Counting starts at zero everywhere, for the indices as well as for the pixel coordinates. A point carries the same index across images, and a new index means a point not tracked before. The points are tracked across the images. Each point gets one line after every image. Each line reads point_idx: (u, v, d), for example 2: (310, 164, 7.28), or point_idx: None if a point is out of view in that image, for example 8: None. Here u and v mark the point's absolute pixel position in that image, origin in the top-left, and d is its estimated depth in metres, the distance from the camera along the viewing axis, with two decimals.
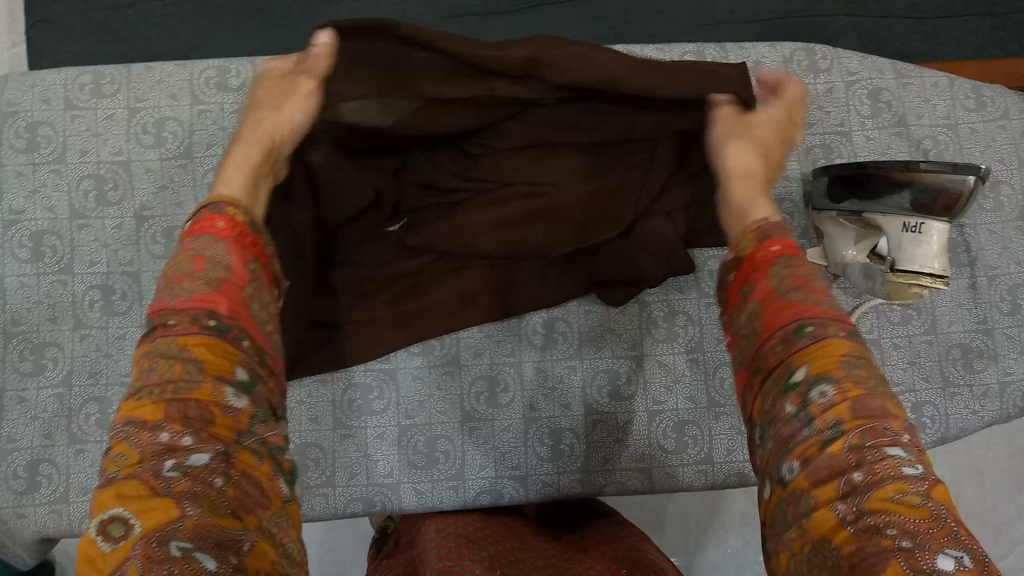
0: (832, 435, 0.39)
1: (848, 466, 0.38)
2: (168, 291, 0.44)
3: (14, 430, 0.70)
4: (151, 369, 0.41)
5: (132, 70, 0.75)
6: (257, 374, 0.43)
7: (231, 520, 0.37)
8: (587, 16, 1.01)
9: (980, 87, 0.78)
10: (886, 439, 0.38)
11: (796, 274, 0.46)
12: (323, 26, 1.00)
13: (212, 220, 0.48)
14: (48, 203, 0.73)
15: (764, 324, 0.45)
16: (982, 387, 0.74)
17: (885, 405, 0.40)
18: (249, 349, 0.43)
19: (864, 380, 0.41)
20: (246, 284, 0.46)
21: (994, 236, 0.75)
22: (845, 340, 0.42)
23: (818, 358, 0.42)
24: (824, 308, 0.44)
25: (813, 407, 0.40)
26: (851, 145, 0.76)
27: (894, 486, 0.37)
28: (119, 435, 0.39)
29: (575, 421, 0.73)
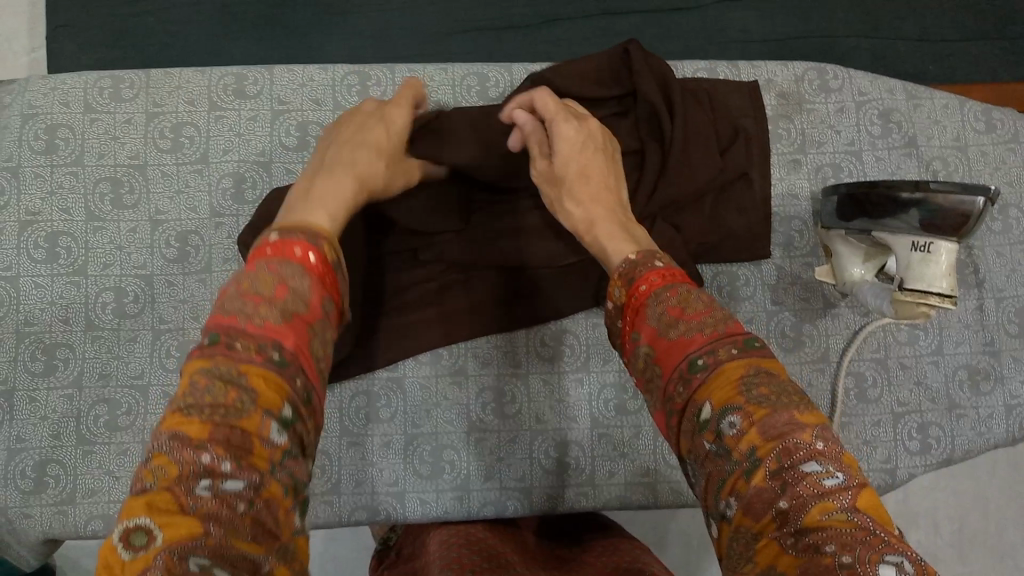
0: (752, 465, 0.39)
1: (774, 495, 0.38)
2: (240, 308, 0.44)
3: (24, 430, 0.70)
4: (205, 389, 0.40)
5: (151, 75, 0.76)
6: (300, 412, 0.43)
7: (255, 547, 0.36)
8: (599, 32, 1.02)
9: (990, 110, 0.78)
10: (800, 454, 0.38)
11: (671, 301, 0.46)
12: (338, 37, 1.01)
13: (295, 248, 0.48)
14: (64, 205, 0.74)
15: (663, 368, 0.45)
16: (988, 409, 0.74)
17: (793, 417, 0.40)
18: (302, 388, 0.43)
19: (766, 397, 0.41)
20: (315, 322, 0.47)
21: (1003, 258, 0.75)
22: (739, 359, 0.43)
23: (718, 390, 0.42)
24: (710, 333, 0.44)
25: (727, 440, 0.40)
26: (861, 164, 0.76)
27: (821, 506, 0.37)
28: (160, 447, 0.38)
29: (581, 434, 0.73)
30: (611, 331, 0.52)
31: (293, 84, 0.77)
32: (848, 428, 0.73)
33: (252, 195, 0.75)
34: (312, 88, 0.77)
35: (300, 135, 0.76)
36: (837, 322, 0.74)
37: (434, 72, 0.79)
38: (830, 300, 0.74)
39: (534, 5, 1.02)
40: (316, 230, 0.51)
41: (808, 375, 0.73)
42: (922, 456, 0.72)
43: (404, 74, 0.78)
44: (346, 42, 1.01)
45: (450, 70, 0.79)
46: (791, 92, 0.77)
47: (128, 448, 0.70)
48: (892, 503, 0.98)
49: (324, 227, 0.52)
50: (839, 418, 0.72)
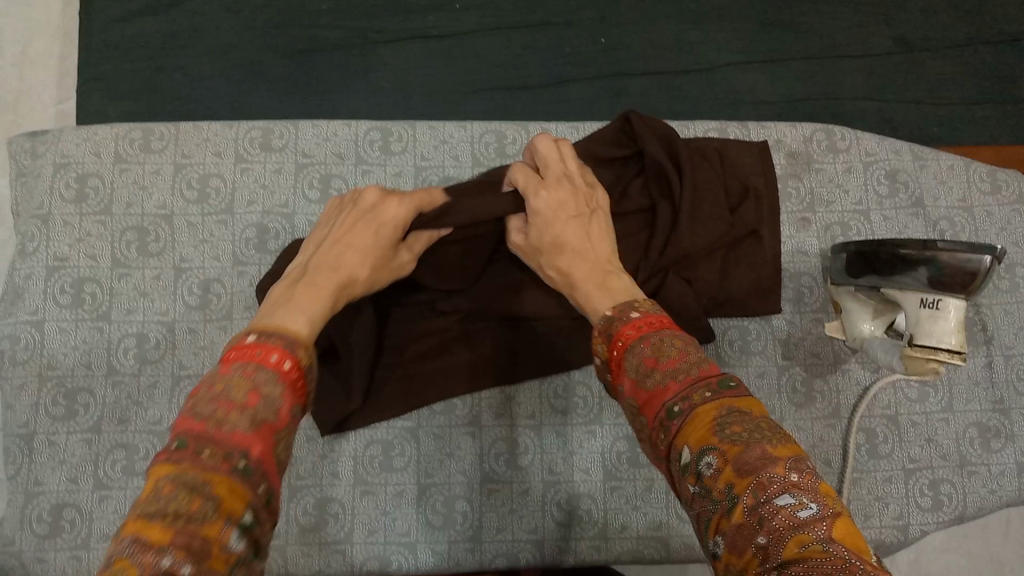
0: (730, 503, 0.39)
1: (752, 530, 0.37)
2: (211, 415, 0.43)
3: (42, 473, 0.71)
4: (171, 495, 0.39)
5: (180, 128, 0.79)
6: (260, 518, 0.42)
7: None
8: (612, 92, 1.05)
9: (995, 172, 0.81)
10: (773, 488, 0.38)
11: (650, 352, 0.48)
12: (358, 94, 1.05)
13: (269, 352, 0.48)
14: (91, 251, 0.75)
15: (647, 418, 0.47)
16: (999, 467, 0.74)
17: (765, 452, 0.40)
18: (263, 495, 0.43)
19: (739, 435, 0.41)
20: (282, 430, 0.46)
21: (1011, 316, 0.76)
22: (714, 403, 0.43)
23: (694, 433, 0.43)
24: (685, 380, 0.46)
25: (705, 481, 0.41)
26: (870, 223, 0.78)
27: (796, 537, 0.36)
28: (121, 552, 0.37)
29: (594, 486, 0.74)
30: (603, 390, 0.53)
31: (317, 139, 0.79)
32: (860, 484, 0.73)
33: (275, 245, 0.77)
34: (334, 143, 0.80)
35: (322, 188, 0.78)
36: (847, 378, 0.75)
37: (453, 129, 0.81)
38: (840, 356, 0.75)
39: (549, 66, 1.06)
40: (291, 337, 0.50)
41: (819, 430, 0.74)
42: (935, 513, 0.72)
43: (424, 130, 0.81)
44: (365, 99, 1.05)
45: (468, 127, 0.81)
46: (800, 152, 0.80)
47: None
48: (903, 562, 0.98)
49: (298, 332, 0.51)
50: (850, 474, 0.72)
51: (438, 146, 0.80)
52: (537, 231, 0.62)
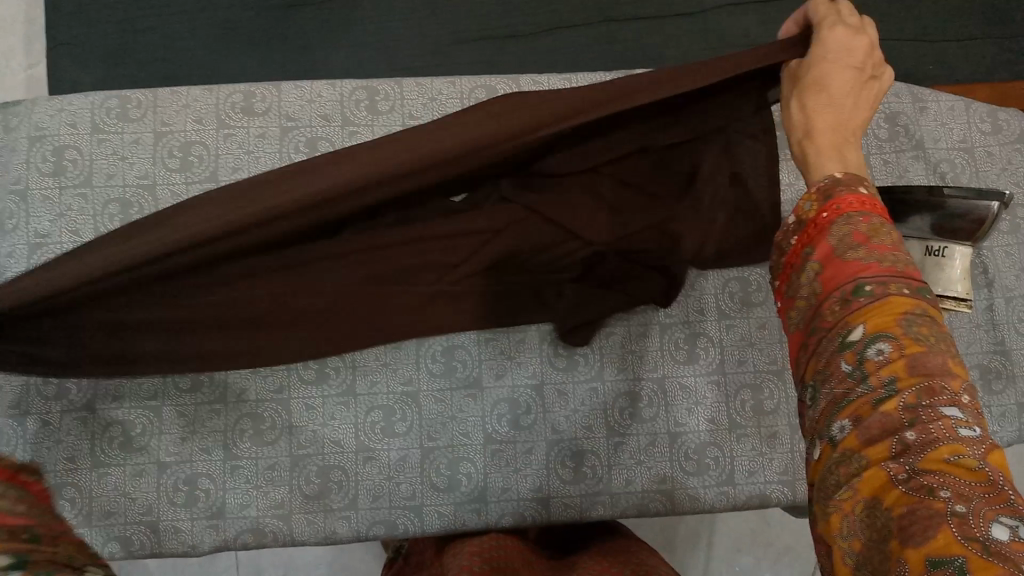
0: (886, 394, 0.35)
1: (900, 425, 0.34)
2: None
3: (38, 453, 0.70)
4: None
5: (157, 95, 0.76)
6: (20, 549, 0.35)
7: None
8: (602, 40, 1.02)
9: (995, 112, 0.79)
10: (945, 397, 0.34)
11: (861, 225, 0.40)
12: (339, 49, 1.01)
13: None
14: (73, 226, 0.73)
15: (821, 283, 0.40)
16: (1001, 408, 0.74)
17: (946, 363, 0.35)
18: (7, 532, 0.35)
19: (925, 336, 0.36)
20: None
21: (1012, 257, 0.76)
22: (910, 297, 0.37)
23: (876, 316, 0.37)
24: (887, 266, 0.38)
25: (867, 365, 0.36)
26: (869, 168, 0.76)
27: (948, 447, 0.32)
28: None
29: (597, 443, 0.73)
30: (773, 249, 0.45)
31: (301, 101, 0.77)
32: None
33: None
34: (319, 104, 0.77)
35: (309, 151, 0.76)
36: None
37: (441, 86, 0.79)
38: None
39: (534, 15, 1.02)
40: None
41: None
42: None
43: (412, 87, 0.78)
44: (347, 54, 1.01)
45: (458, 83, 0.79)
46: None
47: (143, 470, 0.70)
48: None
49: None
50: None
51: (426, 103, 0.78)
52: (829, 38, 0.50)
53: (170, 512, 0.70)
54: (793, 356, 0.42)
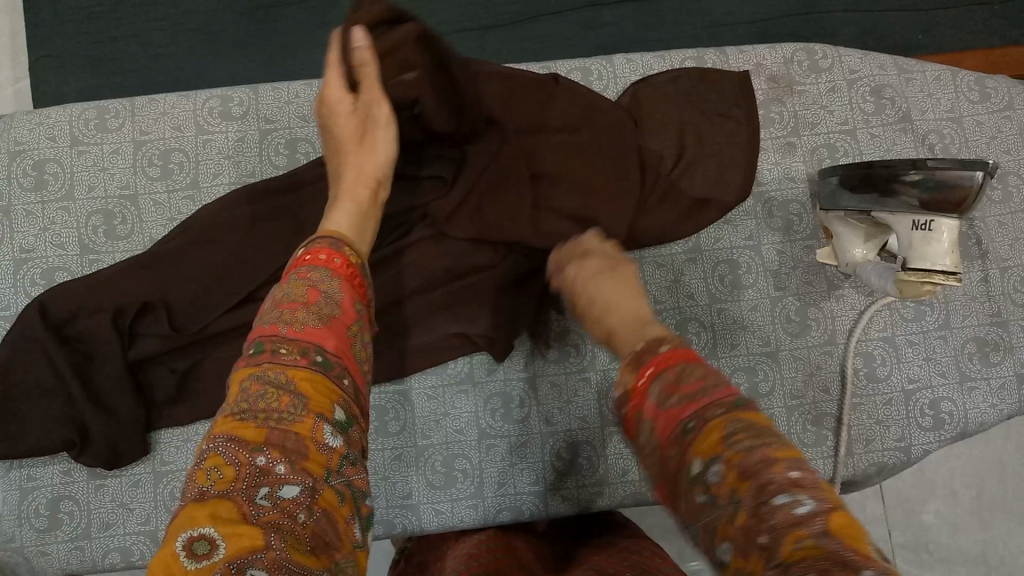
0: (735, 507, 0.38)
1: (750, 532, 0.36)
2: (280, 314, 0.46)
3: (34, 468, 0.70)
4: (259, 394, 0.42)
5: (135, 103, 0.76)
6: (352, 414, 0.44)
7: (260, 544, 0.36)
8: (586, 25, 1.01)
9: (983, 79, 0.78)
10: (775, 488, 0.37)
11: (666, 376, 0.45)
12: (322, 46, 1.00)
13: (323, 255, 0.51)
14: (58, 240, 0.73)
15: (658, 436, 0.43)
16: (1000, 379, 0.72)
17: (767, 454, 0.38)
18: (349, 387, 0.45)
19: (743, 441, 0.39)
20: (352, 323, 0.48)
21: (1005, 227, 0.74)
22: (722, 416, 0.41)
23: (704, 445, 0.40)
24: (700, 397, 0.43)
25: (711, 488, 0.39)
26: (856, 143, 0.75)
27: (798, 533, 0.35)
28: (216, 449, 0.39)
29: (592, 434, 0.73)
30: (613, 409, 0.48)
31: (279, 103, 0.76)
32: (861, 409, 0.71)
33: None
34: (297, 105, 0.76)
35: (289, 153, 0.75)
36: (842, 304, 0.73)
37: None
38: (834, 282, 0.73)
39: (514, 3, 1.02)
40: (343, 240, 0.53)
41: (816, 358, 0.72)
42: (937, 433, 0.71)
43: None
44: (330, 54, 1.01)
45: None
46: (781, 75, 0.77)
47: (139, 480, 0.70)
48: (908, 474, 0.97)
49: (333, 227, 0.57)
50: (850, 400, 0.70)
51: None
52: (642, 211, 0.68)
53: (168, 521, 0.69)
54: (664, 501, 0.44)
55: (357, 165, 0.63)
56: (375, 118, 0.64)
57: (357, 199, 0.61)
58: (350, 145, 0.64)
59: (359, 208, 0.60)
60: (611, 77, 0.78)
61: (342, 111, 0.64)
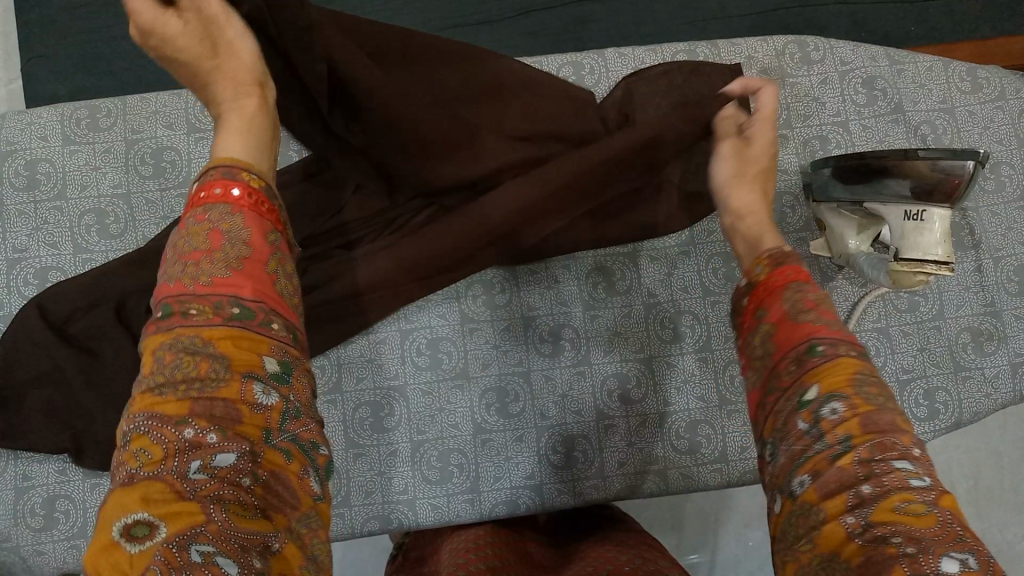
0: (843, 449, 0.40)
1: (855, 479, 0.38)
2: (184, 267, 0.40)
3: (30, 468, 0.70)
4: (174, 364, 0.37)
5: (127, 102, 0.76)
6: (287, 363, 0.40)
7: (200, 518, 0.35)
8: (579, 19, 1.01)
9: (975, 70, 0.78)
10: (894, 453, 0.39)
11: (807, 296, 0.47)
12: None
13: (215, 189, 0.44)
14: (51, 239, 0.73)
15: (777, 342, 0.46)
16: (994, 369, 0.72)
17: (893, 421, 0.41)
18: (279, 332, 0.41)
19: (873, 397, 0.42)
20: (268, 259, 0.42)
21: (998, 217, 0.74)
22: (856, 361, 0.43)
23: (829, 376, 0.42)
24: (835, 330, 0.45)
25: (824, 423, 0.41)
26: (849, 134, 0.75)
27: (899, 496, 0.37)
28: (138, 429, 0.36)
29: (588, 427, 0.73)
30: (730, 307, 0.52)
31: None
32: None
33: None
34: None
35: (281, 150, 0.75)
36: (836, 295, 0.73)
37: None
38: (827, 274, 0.73)
39: None
40: (226, 163, 0.46)
41: None
42: (931, 423, 0.71)
43: None
44: None
45: None
46: (773, 68, 0.77)
47: None
48: None
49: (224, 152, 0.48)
50: None
51: None
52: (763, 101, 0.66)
53: None
54: (753, 413, 0.47)
55: (226, 82, 0.54)
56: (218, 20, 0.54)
57: (248, 120, 0.52)
58: (205, 59, 0.54)
59: (251, 128, 0.51)
60: (603, 71, 0.78)
61: (175, 28, 0.53)
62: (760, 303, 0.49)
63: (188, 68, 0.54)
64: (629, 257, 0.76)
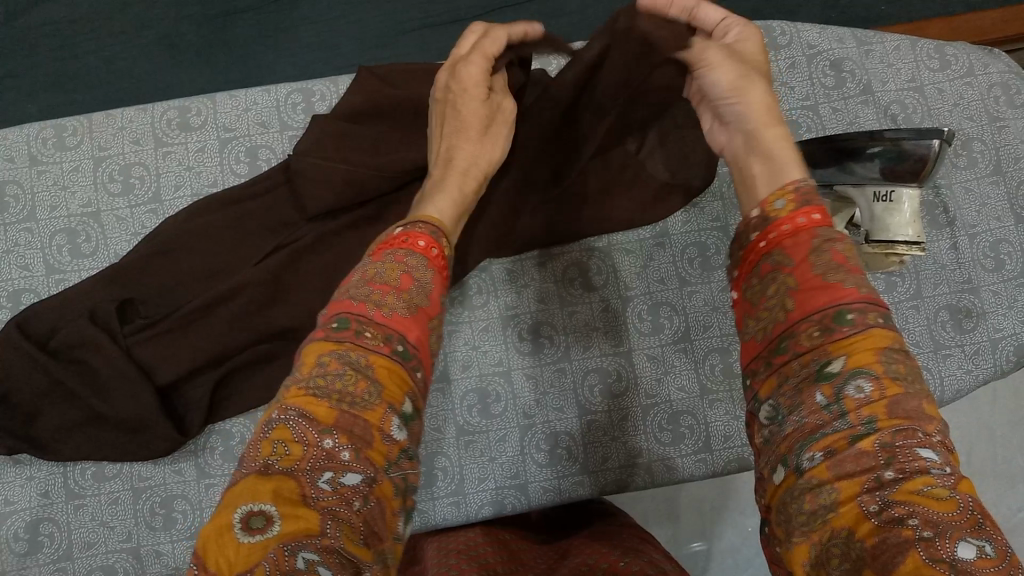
0: (864, 431, 0.37)
1: (876, 463, 0.36)
2: (371, 290, 0.45)
3: (11, 492, 0.70)
4: (337, 375, 0.41)
5: (92, 119, 0.76)
6: (418, 407, 0.44)
7: (315, 530, 0.37)
8: (548, 15, 1.01)
9: (942, 47, 0.77)
10: (918, 439, 0.36)
11: (836, 248, 0.43)
12: (284, 53, 1.00)
13: (417, 241, 0.50)
14: (22, 261, 0.73)
15: (799, 306, 0.42)
16: (974, 346, 0.72)
17: (921, 405, 0.38)
18: (419, 383, 0.44)
19: (902, 377, 0.38)
20: (434, 316, 0.47)
21: (971, 194, 0.74)
22: (885, 330, 0.40)
23: (856, 350, 0.39)
24: (865, 294, 0.41)
25: (846, 401, 0.38)
26: (819, 118, 0.75)
27: (920, 480, 0.35)
28: (286, 421, 0.39)
29: (570, 424, 0.72)
30: (737, 240, 0.48)
31: (236, 110, 0.76)
32: None
33: None
34: (255, 112, 0.76)
35: (249, 160, 0.75)
36: None
37: None
38: None
39: None
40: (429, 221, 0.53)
41: None
42: None
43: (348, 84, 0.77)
44: (295, 60, 1.00)
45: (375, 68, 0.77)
46: None
47: (118, 497, 0.69)
48: None
49: (434, 216, 0.54)
50: None
51: None
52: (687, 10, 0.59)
53: (150, 536, 0.69)
54: (750, 364, 0.44)
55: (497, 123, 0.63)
56: (504, 113, 0.63)
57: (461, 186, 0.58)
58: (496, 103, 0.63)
59: (464, 194, 0.58)
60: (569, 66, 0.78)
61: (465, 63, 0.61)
62: (777, 246, 0.45)
63: (459, 123, 0.61)
64: (604, 252, 0.75)
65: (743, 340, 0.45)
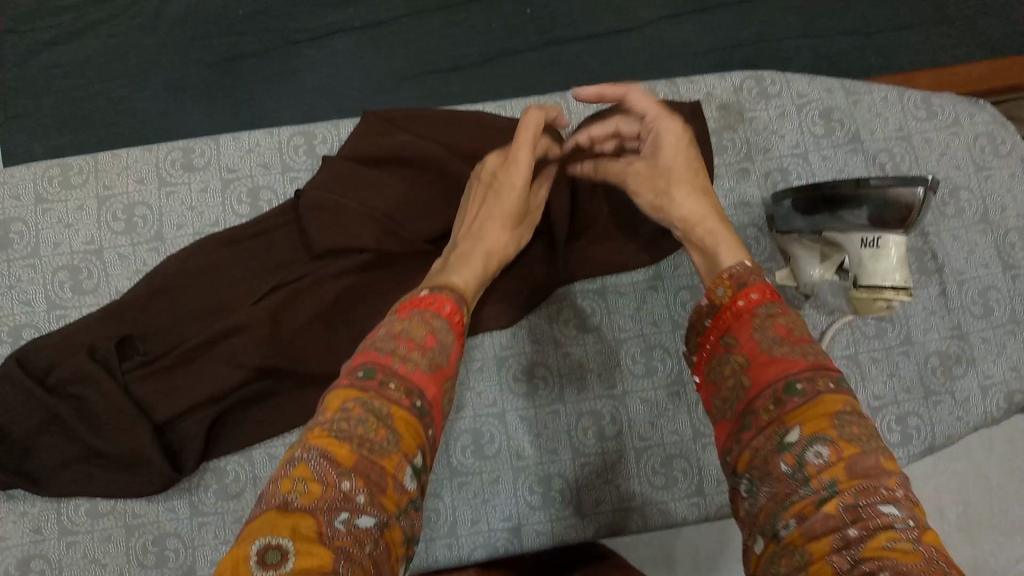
0: (827, 494, 0.38)
1: (841, 523, 0.37)
2: (398, 342, 0.47)
3: (3, 528, 0.70)
4: (359, 421, 0.42)
5: (98, 158, 0.77)
6: (427, 463, 0.45)
7: (329, 567, 0.36)
8: (545, 63, 1.03)
9: (928, 98, 0.79)
10: (879, 496, 0.38)
11: (778, 322, 0.47)
12: (287, 97, 1.02)
13: (444, 305, 0.52)
14: (24, 297, 0.74)
15: (755, 383, 0.44)
16: (964, 392, 0.73)
17: (878, 462, 0.40)
18: (431, 440, 0.45)
19: (857, 437, 0.40)
20: (450, 377, 0.49)
21: (960, 241, 0.75)
22: (837, 393, 0.42)
23: (811, 416, 0.41)
24: (812, 361, 0.44)
25: (807, 467, 0.40)
26: (810, 165, 0.77)
27: (885, 535, 0.36)
28: (309, 461, 0.40)
29: (563, 467, 0.73)
30: (690, 326, 0.52)
31: (239, 152, 0.77)
32: None
33: None
34: (258, 153, 0.77)
35: (251, 201, 0.76)
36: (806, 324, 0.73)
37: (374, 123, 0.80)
38: (795, 303, 0.73)
39: (475, 45, 1.03)
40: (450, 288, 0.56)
41: None
42: (905, 448, 0.71)
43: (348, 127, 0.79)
44: (298, 103, 1.03)
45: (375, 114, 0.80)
46: (731, 103, 0.78)
47: (111, 534, 0.70)
48: None
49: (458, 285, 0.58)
50: None
51: None
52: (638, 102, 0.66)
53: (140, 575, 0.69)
54: (725, 443, 0.45)
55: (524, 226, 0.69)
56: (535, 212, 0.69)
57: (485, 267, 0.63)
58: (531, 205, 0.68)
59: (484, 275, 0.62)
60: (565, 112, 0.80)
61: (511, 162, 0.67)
62: (726, 328, 0.48)
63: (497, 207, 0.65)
64: (599, 294, 0.76)
65: (715, 422, 0.47)
